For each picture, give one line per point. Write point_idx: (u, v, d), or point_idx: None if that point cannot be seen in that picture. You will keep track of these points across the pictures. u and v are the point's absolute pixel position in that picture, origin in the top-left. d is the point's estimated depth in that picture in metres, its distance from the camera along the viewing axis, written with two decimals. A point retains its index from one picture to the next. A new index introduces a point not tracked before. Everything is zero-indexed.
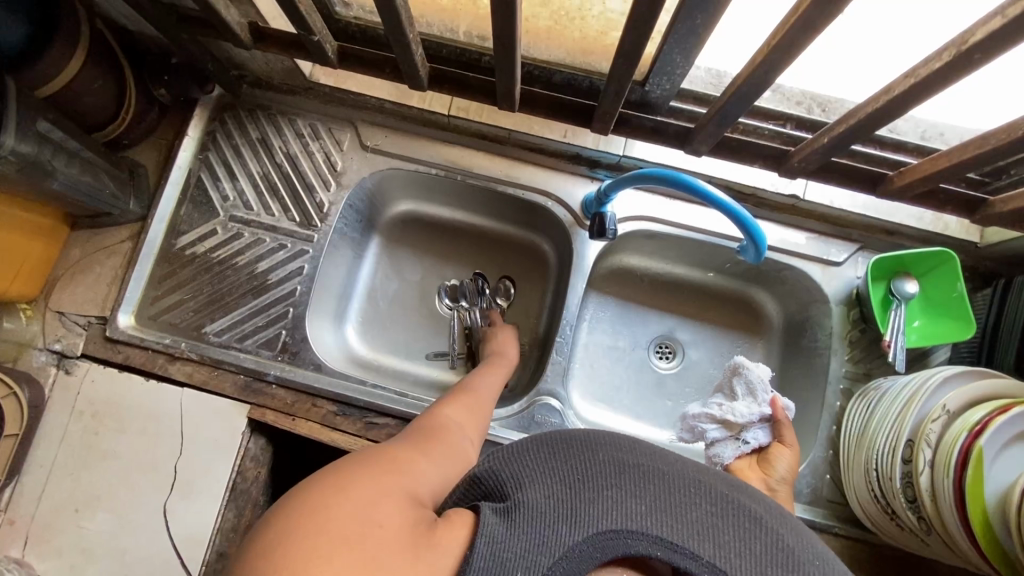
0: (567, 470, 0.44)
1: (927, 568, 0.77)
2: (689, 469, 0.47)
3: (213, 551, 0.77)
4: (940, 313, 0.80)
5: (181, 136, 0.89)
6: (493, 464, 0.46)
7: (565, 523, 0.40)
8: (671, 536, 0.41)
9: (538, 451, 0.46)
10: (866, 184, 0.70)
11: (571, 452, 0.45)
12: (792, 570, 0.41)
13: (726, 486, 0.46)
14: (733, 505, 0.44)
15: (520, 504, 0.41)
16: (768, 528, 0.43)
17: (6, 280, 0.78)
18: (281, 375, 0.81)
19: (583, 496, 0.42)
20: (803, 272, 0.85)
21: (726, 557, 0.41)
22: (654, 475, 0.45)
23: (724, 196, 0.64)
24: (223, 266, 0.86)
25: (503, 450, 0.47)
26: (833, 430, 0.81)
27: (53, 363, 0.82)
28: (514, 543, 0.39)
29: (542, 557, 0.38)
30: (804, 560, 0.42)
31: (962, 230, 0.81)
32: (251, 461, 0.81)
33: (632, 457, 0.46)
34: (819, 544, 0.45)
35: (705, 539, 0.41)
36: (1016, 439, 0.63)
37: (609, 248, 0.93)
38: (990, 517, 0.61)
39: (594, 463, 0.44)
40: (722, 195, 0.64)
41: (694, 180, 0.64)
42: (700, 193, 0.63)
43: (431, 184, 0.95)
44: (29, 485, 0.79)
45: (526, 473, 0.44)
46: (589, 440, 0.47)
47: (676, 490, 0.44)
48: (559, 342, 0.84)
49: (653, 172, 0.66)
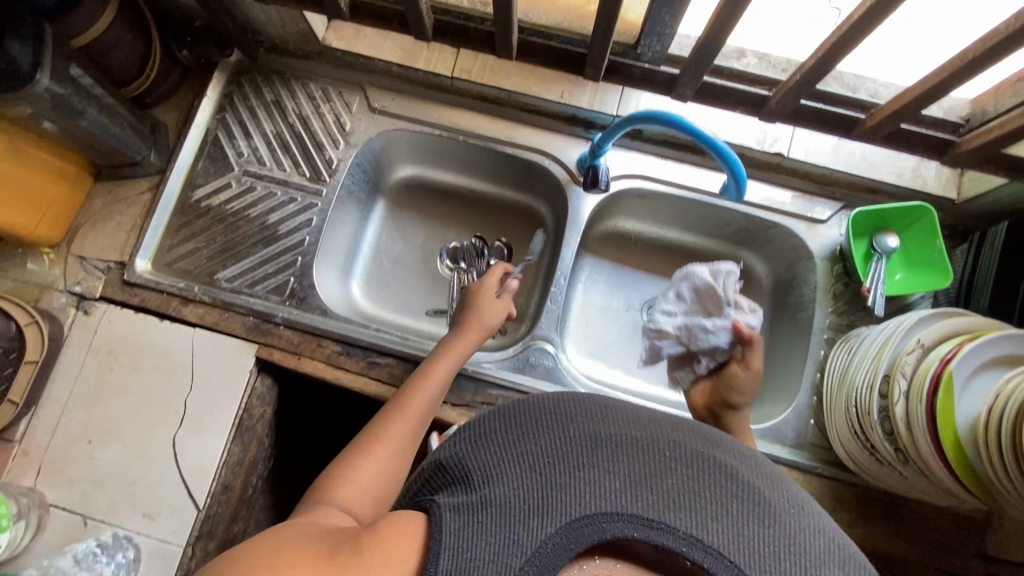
0: (535, 452, 0.41)
1: (908, 508, 0.79)
2: (663, 432, 0.43)
3: (218, 483, 0.81)
4: (919, 267, 0.84)
5: (200, 96, 0.94)
6: (461, 452, 0.44)
7: (536, 515, 0.37)
8: (647, 513, 0.38)
9: (500, 437, 0.43)
10: (843, 127, 0.79)
11: (538, 432, 0.42)
12: (770, 524, 0.38)
13: (703, 445, 0.43)
14: (711, 464, 0.41)
15: (490, 501, 0.38)
16: (745, 484, 0.40)
17: (32, 221, 0.82)
18: (288, 318, 0.85)
19: (555, 480, 0.39)
20: (789, 229, 0.88)
21: (703, 524, 0.37)
22: (628, 445, 0.41)
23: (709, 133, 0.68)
24: (236, 217, 0.91)
25: (470, 437, 0.45)
26: (817, 377, 0.84)
27: (72, 304, 0.86)
28: (482, 547, 0.35)
29: (515, 557, 0.35)
30: (778, 508, 0.39)
31: (941, 186, 0.85)
32: (257, 399, 0.85)
33: (604, 429, 0.43)
34: (793, 484, 0.44)
35: (681, 509, 0.38)
36: (987, 367, 0.66)
37: (604, 210, 0.97)
38: (963, 440, 0.64)
39: (565, 440, 0.41)
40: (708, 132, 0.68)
41: (685, 119, 0.69)
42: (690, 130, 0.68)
43: (432, 149, 0.99)
44: (45, 417, 0.83)
45: (493, 463, 0.41)
46: (558, 415, 0.44)
47: (650, 458, 0.41)
48: (553, 291, 0.89)
49: (647, 112, 0.71)
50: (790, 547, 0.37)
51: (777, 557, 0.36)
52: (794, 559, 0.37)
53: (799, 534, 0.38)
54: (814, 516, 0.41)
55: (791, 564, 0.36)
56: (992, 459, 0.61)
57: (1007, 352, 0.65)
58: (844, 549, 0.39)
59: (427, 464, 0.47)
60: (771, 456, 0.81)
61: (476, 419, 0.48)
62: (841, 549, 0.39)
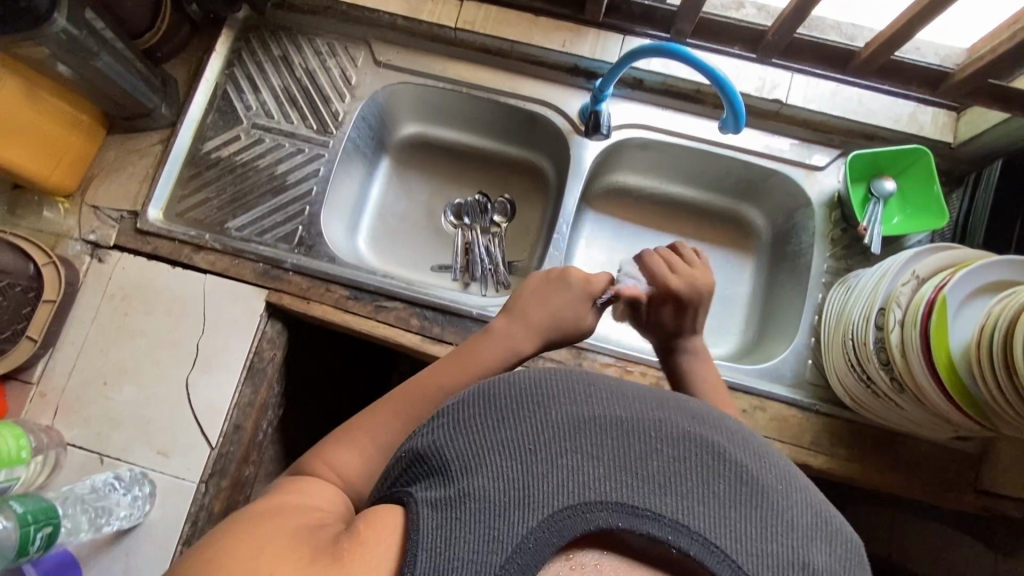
0: (516, 437, 0.39)
1: (905, 445, 0.81)
2: (647, 410, 0.42)
3: (230, 423, 0.83)
4: (917, 211, 0.85)
5: (209, 52, 0.96)
6: (436, 439, 0.41)
7: (516, 510, 0.36)
8: (631, 502, 0.37)
9: (476, 421, 0.41)
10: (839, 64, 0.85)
11: (518, 416, 0.40)
12: (757, 502, 0.38)
13: (691, 421, 0.41)
14: (696, 442, 0.40)
15: (468, 495, 0.36)
16: (733, 462, 0.39)
17: (48, 168, 0.84)
18: (298, 263, 0.87)
19: (536, 470, 0.37)
20: (789, 177, 0.90)
21: (688, 508, 0.37)
22: (613, 427, 0.40)
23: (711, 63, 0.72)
24: (245, 168, 0.93)
25: (446, 421, 0.42)
26: (815, 318, 0.86)
27: (87, 252, 0.88)
28: (461, 547, 0.35)
29: (495, 554, 0.34)
30: (763, 484, 0.38)
31: (937, 131, 0.86)
32: (267, 343, 0.87)
33: (587, 410, 0.41)
34: (778, 456, 0.42)
35: (667, 494, 0.37)
36: (979, 294, 0.67)
37: (607, 162, 0.97)
38: (956, 362, 0.65)
39: (547, 424, 0.40)
40: (709, 63, 0.72)
41: (687, 50, 0.73)
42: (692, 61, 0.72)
43: (436, 104, 1.01)
44: (61, 360, 0.85)
45: (472, 451, 0.39)
46: (541, 395, 0.41)
47: (634, 440, 0.39)
48: (556, 237, 0.92)
49: (649, 45, 0.74)
50: (776, 528, 0.37)
51: (762, 536, 0.36)
52: (780, 540, 0.36)
53: (787, 512, 0.37)
54: (801, 484, 0.40)
55: (777, 544, 0.36)
56: (986, 378, 0.62)
57: (998, 279, 0.66)
58: (834, 523, 0.39)
59: (399, 449, 0.44)
60: (771, 395, 0.82)
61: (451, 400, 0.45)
62: (828, 521, 0.38)
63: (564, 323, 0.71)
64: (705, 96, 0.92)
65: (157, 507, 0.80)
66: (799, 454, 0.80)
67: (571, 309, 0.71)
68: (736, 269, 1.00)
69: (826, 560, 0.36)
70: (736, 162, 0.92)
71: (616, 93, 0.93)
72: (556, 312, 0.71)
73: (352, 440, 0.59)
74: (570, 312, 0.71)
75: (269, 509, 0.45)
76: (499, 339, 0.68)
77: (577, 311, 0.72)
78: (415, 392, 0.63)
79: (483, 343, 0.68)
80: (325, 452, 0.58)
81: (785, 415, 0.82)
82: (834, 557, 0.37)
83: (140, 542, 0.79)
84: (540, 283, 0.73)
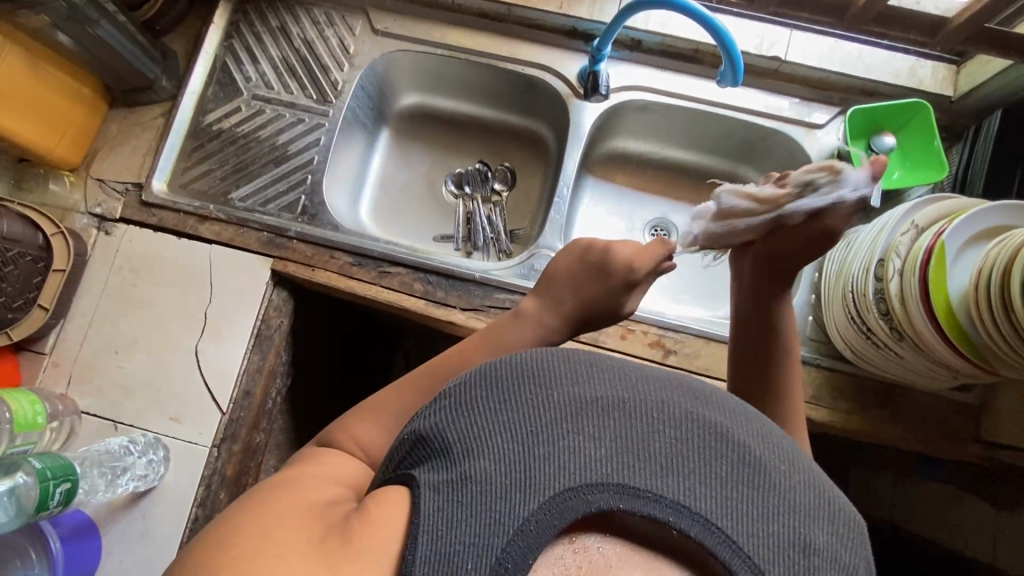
0: (517, 419, 0.40)
1: (908, 398, 0.81)
2: (650, 391, 0.42)
3: (239, 389, 0.85)
4: (917, 164, 0.85)
5: (208, 24, 0.97)
6: (438, 420, 0.42)
7: (516, 492, 0.36)
8: (632, 484, 0.37)
9: (477, 401, 0.41)
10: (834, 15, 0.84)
11: (519, 397, 0.41)
12: (759, 483, 0.38)
13: (693, 402, 0.42)
14: (697, 423, 0.40)
15: (469, 478, 0.37)
16: (736, 442, 0.40)
17: (53, 140, 0.86)
18: (301, 232, 0.88)
19: (536, 452, 0.38)
20: (789, 136, 0.90)
21: (689, 490, 0.37)
22: (615, 407, 0.40)
23: (709, 14, 0.73)
24: (247, 139, 0.95)
25: (448, 401, 0.43)
26: (816, 276, 0.87)
27: (94, 225, 0.90)
28: (460, 530, 0.35)
29: (494, 539, 0.35)
30: (766, 465, 0.39)
31: (938, 84, 0.87)
32: (274, 311, 0.88)
33: (588, 390, 0.41)
34: (784, 438, 0.43)
35: (668, 476, 0.38)
36: (977, 240, 0.67)
37: (607, 125, 0.97)
38: (955, 306, 0.66)
39: (548, 404, 0.40)
40: (707, 13, 0.73)
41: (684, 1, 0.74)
42: (691, 11, 0.73)
43: (435, 72, 1.01)
44: (73, 331, 0.86)
45: (472, 433, 0.40)
46: (542, 375, 0.42)
47: (635, 421, 0.40)
48: (556, 201, 0.92)
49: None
50: (778, 510, 0.37)
51: (762, 517, 0.37)
52: (781, 521, 0.37)
53: (789, 493, 0.38)
54: (803, 463, 0.41)
55: (779, 526, 0.37)
56: (985, 320, 0.63)
57: (994, 224, 0.67)
58: (838, 505, 0.39)
59: (403, 431, 0.45)
60: None
61: (454, 380, 0.45)
62: (830, 501, 0.39)
63: (602, 308, 0.70)
64: (704, 56, 0.92)
65: (171, 471, 0.82)
66: None
67: (610, 294, 0.70)
68: None
69: (829, 540, 0.37)
70: (735, 122, 0.92)
71: (615, 55, 0.93)
72: (592, 300, 0.69)
73: (376, 417, 0.60)
74: (610, 298, 0.70)
75: (288, 486, 0.46)
76: (529, 327, 0.68)
77: (619, 298, 0.70)
78: (440, 373, 0.64)
79: (513, 331, 0.68)
80: (349, 424, 0.59)
81: None
82: (836, 536, 0.37)
83: (155, 505, 0.81)
84: (577, 265, 0.71)
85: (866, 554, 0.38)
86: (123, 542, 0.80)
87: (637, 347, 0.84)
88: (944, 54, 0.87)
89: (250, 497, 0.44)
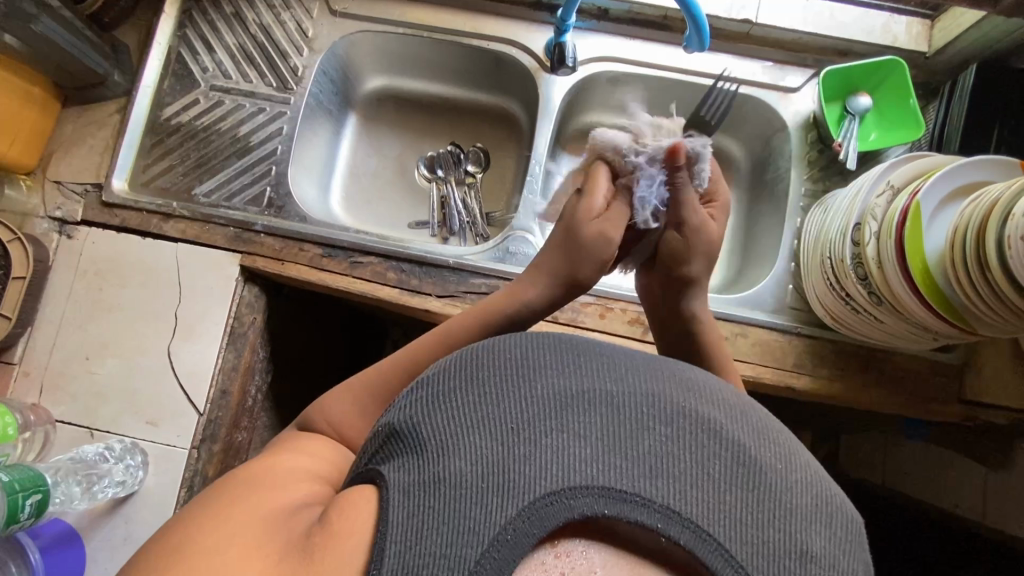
0: (498, 418, 0.39)
1: (890, 361, 0.81)
2: (640, 384, 0.42)
3: (216, 388, 0.83)
4: (894, 125, 0.84)
5: (158, 14, 0.93)
6: (413, 415, 0.41)
7: (495, 498, 0.36)
8: (618, 486, 0.37)
9: (456, 397, 0.41)
10: None
11: (500, 394, 0.40)
12: (748, 483, 0.38)
13: (686, 395, 0.42)
14: (688, 418, 0.40)
15: (443, 480, 0.36)
16: (727, 438, 0.40)
17: (4, 143, 0.82)
18: (267, 225, 0.86)
19: (516, 453, 0.37)
20: (762, 100, 0.88)
21: (679, 493, 0.37)
22: (601, 404, 0.40)
23: None
24: (208, 132, 0.92)
25: (425, 396, 0.42)
26: (794, 243, 0.86)
27: (55, 229, 0.87)
28: (435, 538, 0.35)
29: (470, 549, 0.34)
30: (764, 466, 0.39)
31: (912, 41, 0.85)
32: (246, 308, 0.86)
33: (574, 385, 0.41)
34: (782, 433, 0.43)
35: (657, 478, 0.38)
36: (953, 198, 0.66)
37: (578, 99, 0.94)
38: (932, 268, 0.64)
39: (531, 402, 0.40)
40: None
41: None
42: None
43: (399, 52, 0.98)
44: (41, 339, 0.84)
45: (450, 432, 0.39)
46: (525, 370, 0.42)
47: (624, 419, 0.40)
48: (529, 180, 0.90)
49: None
50: (770, 514, 0.38)
51: (749, 518, 0.37)
52: (775, 525, 0.37)
53: (784, 495, 0.38)
54: (799, 457, 0.41)
55: (773, 531, 0.37)
56: (962, 280, 0.62)
57: (969, 181, 0.66)
58: (837, 506, 0.40)
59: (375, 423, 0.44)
60: (753, 321, 0.82)
61: (432, 369, 0.45)
62: (829, 503, 0.39)
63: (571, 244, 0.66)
64: (673, 22, 0.89)
65: (152, 475, 0.81)
66: (784, 377, 0.81)
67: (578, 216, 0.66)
68: None
69: (823, 544, 0.37)
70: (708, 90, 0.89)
71: (582, 25, 0.90)
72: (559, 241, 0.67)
73: (349, 397, 0.59)
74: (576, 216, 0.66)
75: (254, 483, 0.45)
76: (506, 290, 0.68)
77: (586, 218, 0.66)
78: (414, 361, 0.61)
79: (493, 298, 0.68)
80: (325, 404, 0.59)
81: (767, 340, 0.82)
82: (831, 540, 0.38)
83: (138, 510, 0.80)
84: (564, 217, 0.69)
85: (862, 554, 0.39)
86: (107, 549, 0.79)
87: (617, 325, 0.83)
88: (918, 7, 0.86)
89: (205, 501, 0.43)
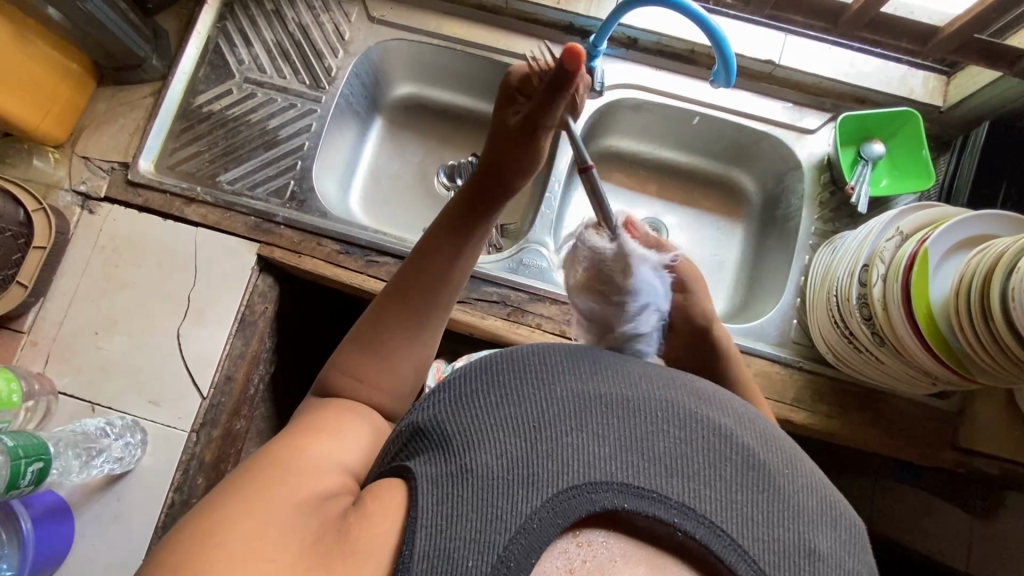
0: (519, 416, 0.40)
1: (886, 403, 0.82)
2: (653, 391, 0.43)
3: (221, 373, 0.84)
4: (905, 173, 0.87)
5: (201, 4, 0.96)
6: (436, 415, 0.42)
7: (520, 489, 0.36)
8: (637, 482, 0.37)
9: (479, 398, 0.42)
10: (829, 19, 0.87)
11: (521, 394, 0.42)
12: (760, 485, 0.39)
13: (696, 402, 0.43)
14: (699, 424, 0.41)
15: (470, 472, 0.37)
16: (737, 443, 0.41)
17: (37, 116, 0.84)
18: (288, 217, 0.88)
19: (540, 449, 0.38)
20: (780, 139, 0.91)
21: (695, 492, 0.38)
22: (618, 406, 0.41)
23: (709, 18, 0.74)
24: (237, 122, 0.94)
25: (448, 396, 0.44)
26: (800, 281, 0.88)
27: (77, 204, 0.88)
28: (462, 525, 0.35)
29: (497, 535, 0.34)
30: (772, 470, 0.40)
31: (927, 94, 0.88)
32: (259, 297, 0.87)
33: (591, 389, 0.42)
34: (784, 440, 0.44)
35: (673, 476, 0.38)
36: (959, 247, 0.68)
37: (601, 124, 0.97)
38: (935, 313, 0.66)
39: (551, 403, 0.41)
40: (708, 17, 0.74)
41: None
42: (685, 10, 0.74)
43: (430, 61, 1.00)
44: (53, 310, 0.84)
45: (474, 428, 0.40)
46: (544, 375, 0.43)
47: (640, 421, 0.41)
48: (547, 196, 0.92)
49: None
50: (780, 514, 0.38)
51: (762, 519, 0.37)
52: (784, 525, 0.38)
53: (791, 497, 0.39)
54: (805, 467, 0.42)
55: (784, 531, 0.37)
56: (963, 327, 0.64)
57: (975, 233, 0.68)
58: (839, 511, 0.40)
59: (397, 426, 0.46)
60: (756, 353, 0.84)
61: (454, 373, 0.46)
62: (831, 506, 0.40)
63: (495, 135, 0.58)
64: (699, 57, 0.92)
65: (149, 454, 0.81)
66: (781, 409, 0.82)
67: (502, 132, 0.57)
68: (726, 235, 1.01)
69: (830, 546, 0.38)
70: (728, 124, 0.92)
71: (611, 52, 0.93)
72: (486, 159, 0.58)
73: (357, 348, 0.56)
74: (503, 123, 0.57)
75: (286, 459, 0.43)
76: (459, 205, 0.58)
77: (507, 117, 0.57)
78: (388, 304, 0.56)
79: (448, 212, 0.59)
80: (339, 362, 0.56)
81: (768, 372, 0.84)
82: (837, 542, 0.38)
83: (132, 488, 0.80)
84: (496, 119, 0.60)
85: (867, 559, 0.40)
86: (99, 524, 0.79)
87: None
88: (935, 64, 0.89)
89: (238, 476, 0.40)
